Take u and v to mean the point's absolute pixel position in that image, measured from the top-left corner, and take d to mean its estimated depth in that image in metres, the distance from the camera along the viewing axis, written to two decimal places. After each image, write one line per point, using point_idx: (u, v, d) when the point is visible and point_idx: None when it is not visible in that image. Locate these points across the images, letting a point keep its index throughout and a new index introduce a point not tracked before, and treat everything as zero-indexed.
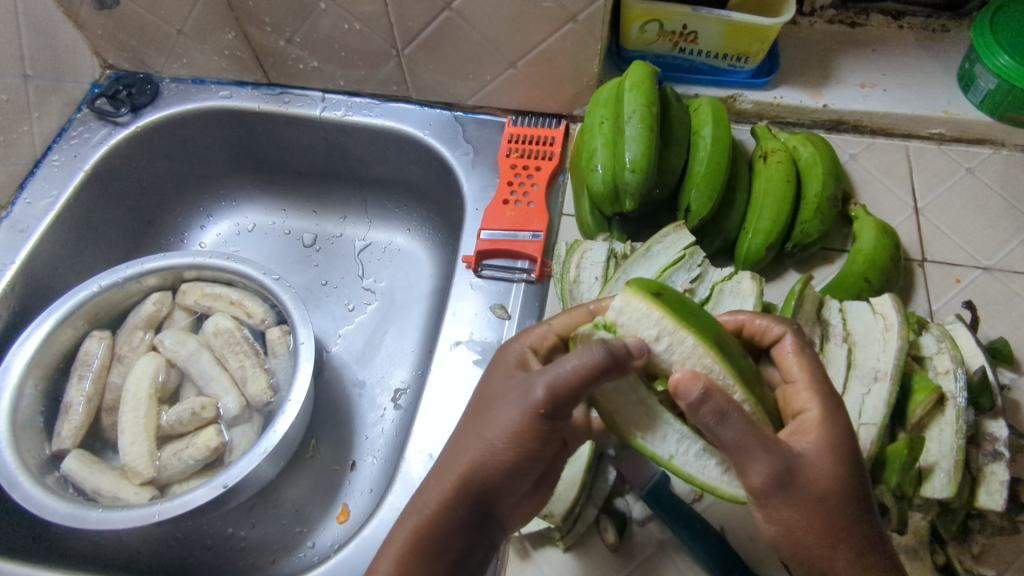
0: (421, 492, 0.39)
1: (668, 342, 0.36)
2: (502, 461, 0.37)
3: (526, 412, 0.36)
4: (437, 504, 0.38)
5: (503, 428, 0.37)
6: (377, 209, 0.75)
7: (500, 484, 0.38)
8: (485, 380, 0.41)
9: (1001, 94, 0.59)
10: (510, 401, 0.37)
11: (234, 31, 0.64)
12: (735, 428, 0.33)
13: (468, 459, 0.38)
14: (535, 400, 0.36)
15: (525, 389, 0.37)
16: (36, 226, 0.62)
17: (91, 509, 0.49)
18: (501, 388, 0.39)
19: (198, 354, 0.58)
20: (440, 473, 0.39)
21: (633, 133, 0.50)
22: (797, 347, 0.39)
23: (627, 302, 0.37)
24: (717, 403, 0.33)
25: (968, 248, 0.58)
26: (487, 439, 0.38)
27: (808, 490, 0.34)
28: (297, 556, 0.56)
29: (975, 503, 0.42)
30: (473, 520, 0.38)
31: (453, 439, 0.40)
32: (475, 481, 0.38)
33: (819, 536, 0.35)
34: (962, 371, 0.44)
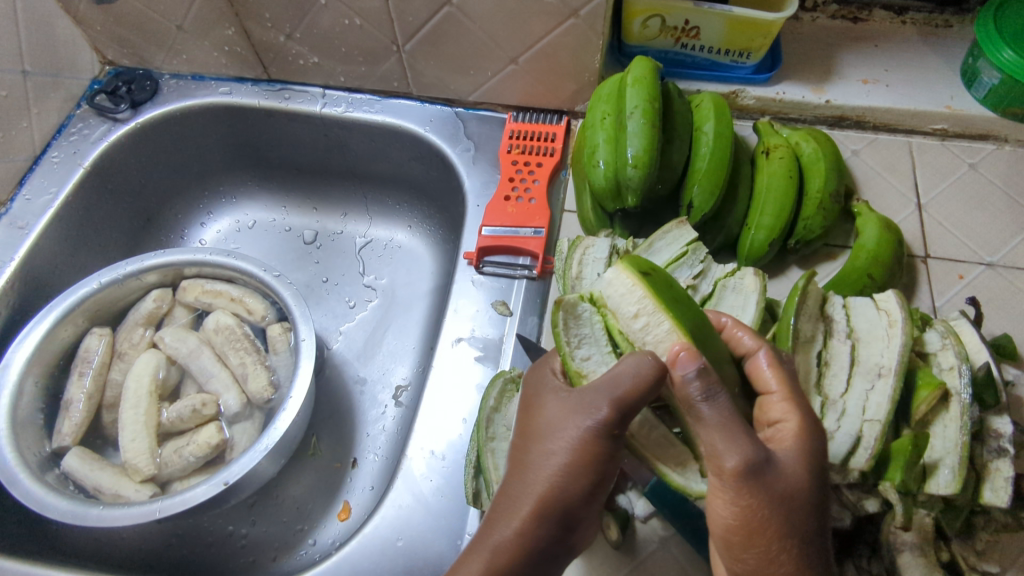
0: (491, 526, 0.38)
1: (645, 320, 0.38)
2: (574, 484, 0.37)
3: (594, 434, 0.36)
4: (514, 535, 0.37)
5: (569, 450, 0.37)
6: (378, 206, 0.75)
7: (575, 507, 0.38)
8: (531, 401, 0.40)
9: (1005, 89, 0.58)
10: (569, 422, 0.37)
11: (234, 26, 0.63)
12: (720, 408, 0.33)
13: (541, 489, 0.37)
14: (602, 419, 0.36)
15: (586, 410, 0.36)
16: (36, 223, 0.62)
17: (92, 507, 0.48)
18: (557, 414, 0.38)
19: (199, 351, 0.58)
20: (509, 505, 0.38)
21: (634, 128, 0.50)
22: (772, 360, 0.38)
23: (617, 276, 0.39)
24: (709, 383, 0.33)
25: (972, 244, 0.57)
26: (554, 465, 0.37)
27: (779, 490, 0.34)
28: (299, 554, 0.56)
29: (980, 500, 0.42)
30: (553, 545, 0.38)
31: (510, 474, 0.39)
32: (550, 509, 0.37)
33: (771, 536, 0.34)
34: (967, 367, 0.43)
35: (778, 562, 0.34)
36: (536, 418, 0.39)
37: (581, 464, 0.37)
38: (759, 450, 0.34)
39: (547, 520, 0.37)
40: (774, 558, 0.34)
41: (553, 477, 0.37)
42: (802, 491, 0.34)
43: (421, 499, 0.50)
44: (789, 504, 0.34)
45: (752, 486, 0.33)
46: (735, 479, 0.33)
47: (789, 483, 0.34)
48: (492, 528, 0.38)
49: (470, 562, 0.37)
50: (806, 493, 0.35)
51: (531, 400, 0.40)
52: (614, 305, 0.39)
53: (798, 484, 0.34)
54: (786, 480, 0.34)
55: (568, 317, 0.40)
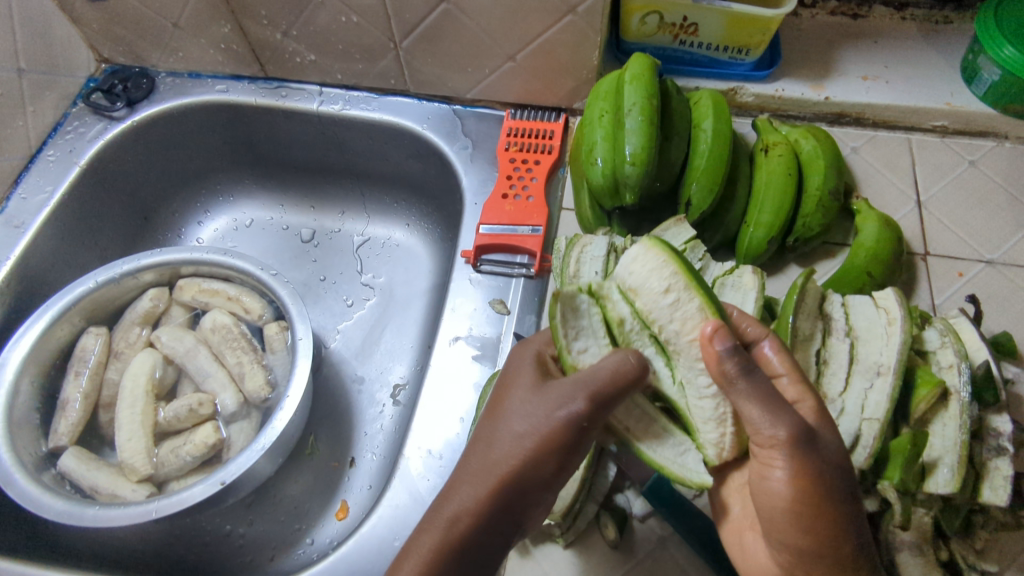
0: (443, 500, 0.38)
1: (675, 296, 0.36)
2: (536, 467, 0.37)
3: (565, 421, 0.36)
4: (472, 505, 0.37)
5: (537, 430, 0.36)
6: (376, 204, 0.74)
7: (532, 490, 0.37)
8: (505, 383, 0.40)
9: (1006, 86, 0.58)
10: (540, 408, 0.37)
11: (230, 24, 0.63)
12: (763, 381, 0.33)
13: (503, 465, 0.37)
14: (574, 411, 0.35)
15: (562, 397, 0.36)
16: (32, 222, 0.61)
17: (88, 507, 0.48)
18: (533, 397, 0.38)
19: (196, 350, 0.58)
20: (467, 481, 0.37)
21: (633, 126, 0.50)
22: (778, 348, 0.38)
23: (643, 252, 0.38)
24: (745, 359, 0.33)
25: (972, 241, 0.57)
26: (519, 442, 0.37)
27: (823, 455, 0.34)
28: (297, 553, 0.56)
29: (979, 499, 0.42)
30: (506, 524, 0.37)
31: (473, 447, 0.39)
32: (507, 489, 0.37)
33: (831, 502, 0.34)
34: (966, 366, 0.43)
35: (842, 527, 0.35)
36: (509, 398, 0.39)
37: (547, 446, 0.36)
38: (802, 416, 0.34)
39: (503, 500, 0.37)
40: (838, 525, 0.34)
41: (516, 453, 0.37)
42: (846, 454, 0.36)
43: (418, 499, 0.50)
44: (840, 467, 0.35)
45: (805, 452, 0.34)
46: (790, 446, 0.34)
47: (832, 447, 0.35)
48: (444, 501, 0.38)
49: (423, 538, 0.37)
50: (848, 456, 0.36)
51: (508, 379, 0.40)
52: (637, 281, 0.38)
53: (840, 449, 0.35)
54: (829, 445, 0.35)
55: (568, 310, 0.39)
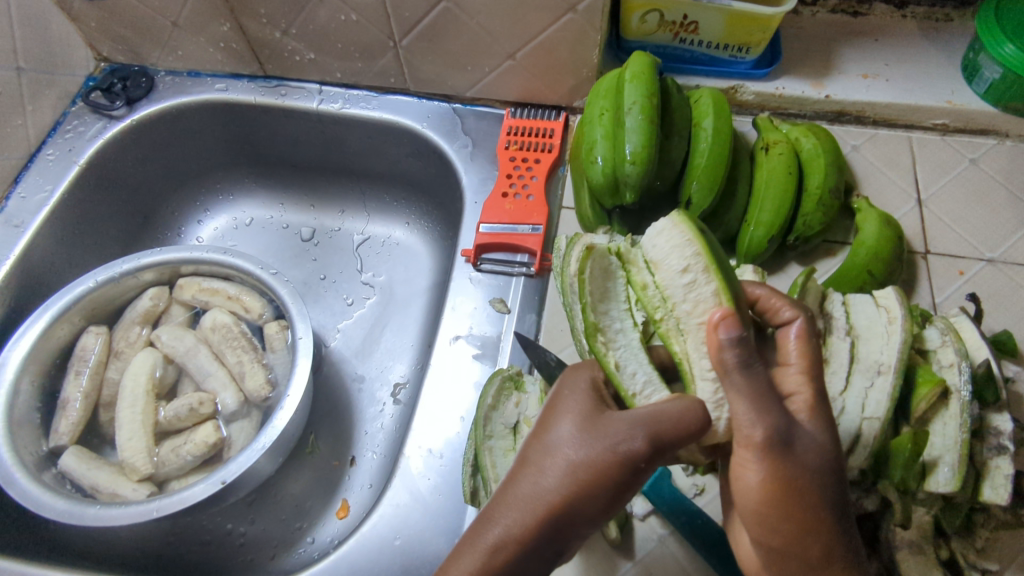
0: (484, 524, 0.37)
1: (691, 277, 0.36)
2: (587, 502, 0.36)
3: (620, 460, 0.34)
4: (512, 538, 0.36)
5: (587, 468, 0.35)
6: (376, 203, 0.74)
7: (579, 522, 0.36)
8: (557, 407, 0.38)
9: (1006, 84, 0.58)
10: (593, 442, 0.35)
11: (229, 22, 0.63)
12: (756, 377, 0.33)
13: (547, 500, 0.36)
14: (631, 449, 0.34)
15: (619, 433, 0.35)
16: (32, 222, 0.61)
17: (89, 506, 0.48)
18: (585, 428, 0.36)
19: (197, 349, 0.58)
20: (512, 506, 0.36)
21: (633, 125, 0.49)
22: (802, 334, 0.37)
23: (670, 228, 0.37)
24: (745, 351, 0.33)
25: (973, 240, 0.57)
26: (566, 476, 0.36)
27: (803, 459, 0.34)
28: (298, 552, 0.56)
29: (980, 498, 0.42)
30: (541, 558, 0.36)
31: (519, 470, 0.38)
32: (556, 521, 0.36)
33: (804, 505, 0.34)
34: (967, 365, 0.43)
35: (814, 530, 0.34)
36: (560, 424, 0.37)
37: (597, 482, 0.35)
38: (783, 417, 0.34)
39: (551, 532, 0.36)
40: (811, 527, 0.34)
41: (563, 489, 0.36)
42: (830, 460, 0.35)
43: (418, 498, 0.50)
44: (815, 471, 0.34)
45: (781, 454, 0.34)
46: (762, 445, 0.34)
47: (813, 451, 0.34)
48: (484, 526, 0.37)
49: (461, 560, 0.36)
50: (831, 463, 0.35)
51: (558, 402, 0.38)
52: (659, 255, 0.38)
53: (820, 454, 0.34)
54: (811, 448, 0.34)
55: (595, 268, 0.40)
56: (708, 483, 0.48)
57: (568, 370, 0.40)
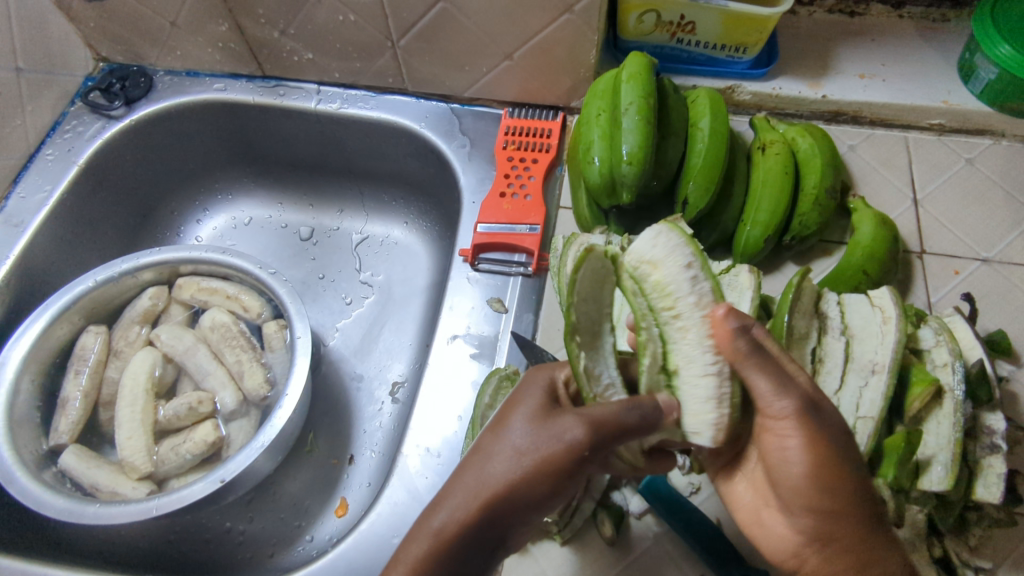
0: (433, 509, 0.36)
1: (694, 273, 0.35)
2: (530, 491, 0.35)
3: (562, 452, 0.35)
4: (454, 524, 0.35)
5: (534, 455, 0.35)
6: (374, 202, 0.75)
7: (521, 513, 0.36)
8: (512, 401, 0.39)
9: (1002, 84, 0.58)
10: (541, 431, 0.36)
11: (227, 22, 0.63)
12: (769, 355, 0.34)
13: (493, 485, 0.35)
14: (572, 441, 0.34)
15: (563, 424, 0.35)
16: (31, 221, 0.62)
17: (89, 505, 0.48)
18: (533, 421, 0.36)
19: (195, 349, 0.58)
20: (460, 492, 0.36)
21: (629, 125, 0.50)
22: None
23: (664, 232, 0.36)
24: (757, 336, 0.34)
25: (968, 240, 0.57)
26: (514, 463, 0.35)
27: (831, 419, 0.36)
28: (296, 550, 0.56)
29: (973, 496, 0.42)
30: (482, 549, 0.36)
31: (470, 458, 0.37)
32: (497, 508, 0.35)
33: (845, 463, 0.35)
34: (960, 364, 0.43)
35: (858, 484, 0.36)
36: (513, 416, 0.37)
37: (540, 473, 0.35)
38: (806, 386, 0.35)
39: (493, 520, 0.35)
40: (858, 483, 0.36)
41: (509, 475, 0.35)
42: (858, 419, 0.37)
43: (416, 496, 0.50)
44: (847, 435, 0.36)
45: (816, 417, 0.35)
46: (798, 416, 0.35)
47: (833, 411, 0.36)
48: (431, 512, 0.36)
49: (410, 546, 0.35)
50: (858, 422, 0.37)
51: (515, 399, 0.39)
52: (658, 254, 0.36)
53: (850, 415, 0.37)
54: (830, 409, 0.36)
55: (587, 273, 0.35)
56: (703, 481, 0.48)
57: (530, 371, 0.41)
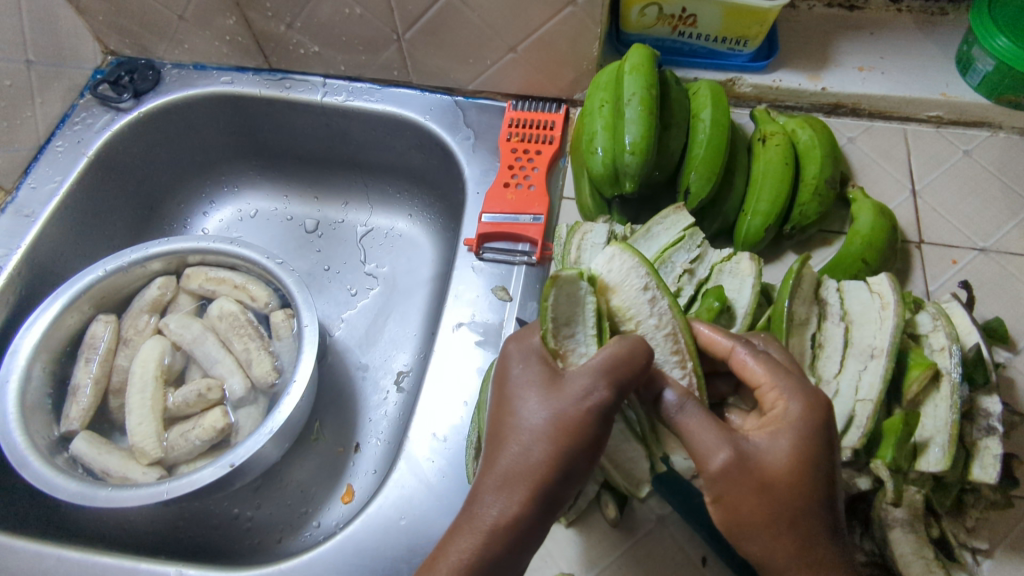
0: (479, 506, 0.37)
1: (652, 294, 0.43)
2: (568, 463, 0.37)
3: (589, 413, 0.36)
4: (507, 515, 0.36)
5: (566, 428, 0.36)
6: (379, 195, 0.75)
7: (563, 485, 0.37)
8: (515, 382, 0.39)
9: (999, 76, 0.59)
10: (563, 401, 0.37)
11: (235, 16, 0.64)
12: (693, 416, 0.37)
13: (535, 469, 0.36)
14: (598, 401, 0.36)
15: (582, 390, 0.37)
16: (41, 211, 0.62)
17: (101, 488, 0.49)
18: (547, 394, 0.37)
19: (204, 337, 0.59)
20: (502, 483, 0.37)
21: (632, 115, 0.51)
22: (751, 353, 0.39)
23: (618, 255, 0.44)
24: (677, 397, 0.38)
25: (966, 230, 0.58)
26: (550, 444, 0.36)
27: (759, 477, 0.36)
28: (303, 535, 0.57)
29: (969, 477, 0.43)
30: (537, 529, 0.37)
31: (501, 446, 0.38)
32: (545, 488, 0.37)
33: (767, 521, 0.36)
34: (957, 348, 0.44)
35: (784, 539, 0.36)
36: (523, 396, 0.38)
37: (574, 441, 0.36)
38: (733, 443, 0.36)
39: (543, 499, 0.37)
40: (790, 535, 0.36)
41: (549, 455, 0.36)
42: (799, 476, 0.36)
43: (424, 481, 0.51)
44: (774, 492, 0.36)
45: (739, 475, 0.36)
46: (721, 475, 0.36)
47: (769, 467, 0.36)
48: (480, 508, 0.37)
49: (458, 541, 0.36)
50: (802, 477, 0.36)
51: (512, 378, 0.39)
52: (617, 279, 0.44)
53: (787, 472, 0.36)
54: (766, 463, 0.36)
55: (561, 295, 0.41)
56: None
57: (509, 343, 0.41)
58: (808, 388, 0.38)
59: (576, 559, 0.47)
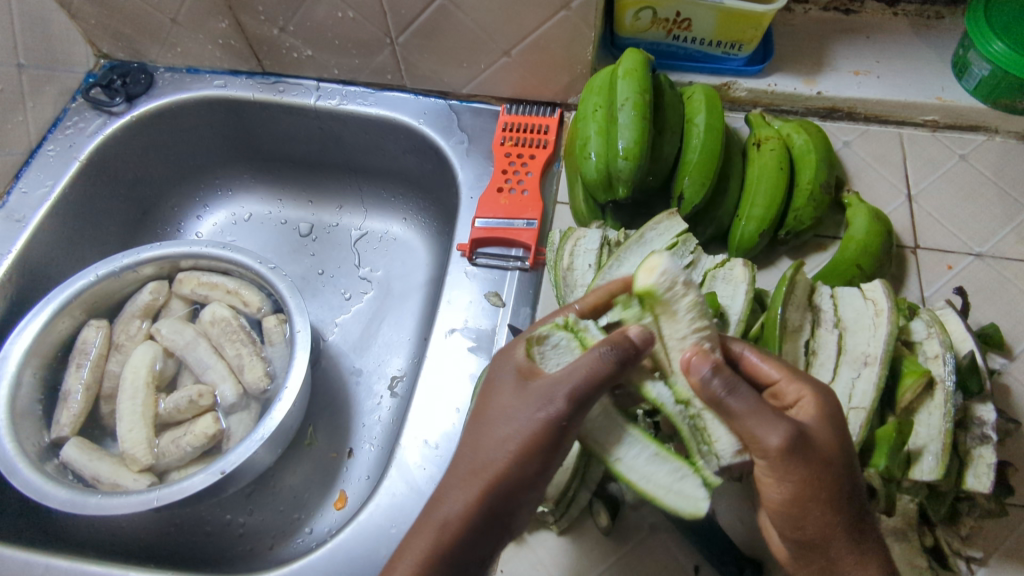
0: (435, 503, 0.38)
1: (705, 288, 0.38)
2: (525, 467, 0.36)
3: (547, 422, 0.35)
4: (459, 514, 0.37)
5: (519, 435, 0.36)
6: (373, 199, 0.75)
7: (523, 487, 0.37)
8: (486, 389, 0.39)
9: (995, 81, 0.59)
10: (525, 409, 0.36)
11: (227, 19, 0.63)
12: (746, 396, 0.35)
13: (490, 471, 0.37)
14: (559, 412, 0.35)
15: (542, 400, 0.36)
16: (33, 216, 0.62)
17: (91, 495, 0.49)
18: (514, 400, 0.37)
19: (196, 343, 0.59)
20: (455, 483, 0.37)
21: (625, 121, 0.50)
22: (759, 354, 0.39)
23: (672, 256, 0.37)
24: (728, 377, 0.35)
25: (961, 235, 0.58)
26: (506, 450, 0.36)
27: (820, 455, 0.35)
28: (296, 541, 0.57)
29: (963, 486, 0.43)
30: (492, 529, 0.37)
31: (462, 447, 0.39)
32: (500, 489, 0.37)
33: (828, 499, 0.35)
34: (951, 356, 0.44)
35: (841, 516, 0.36)
36: (493, 401, 0.38)
37: (532, 450, 0.36)
38: (791, 423, 0.35)
39: (495, 501, 0.37)
40: (847, 509, 0.36)
41: (506, 461, 0.36)
42: (845, 452, 0.36)
43: (415, 488, 0.51)
44: (834, 468, 0.35)
45: (803, 457, 0.34)
46: (784, 457, 0.34)
47: (824, 447, 0.35)
48: (437, 505, 0.38)
49: (416, 541, 0.37)
50: (847, 454, 0.36)
51: (489, 384, 0.39)
52: (689, 275, 0.37)
53: (837, 447, 0.36)
54: (822, 443, 0.35)
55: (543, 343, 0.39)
56: None
57: (499, 352, 0.41)
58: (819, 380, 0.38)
59: (567, 567, 0.46)
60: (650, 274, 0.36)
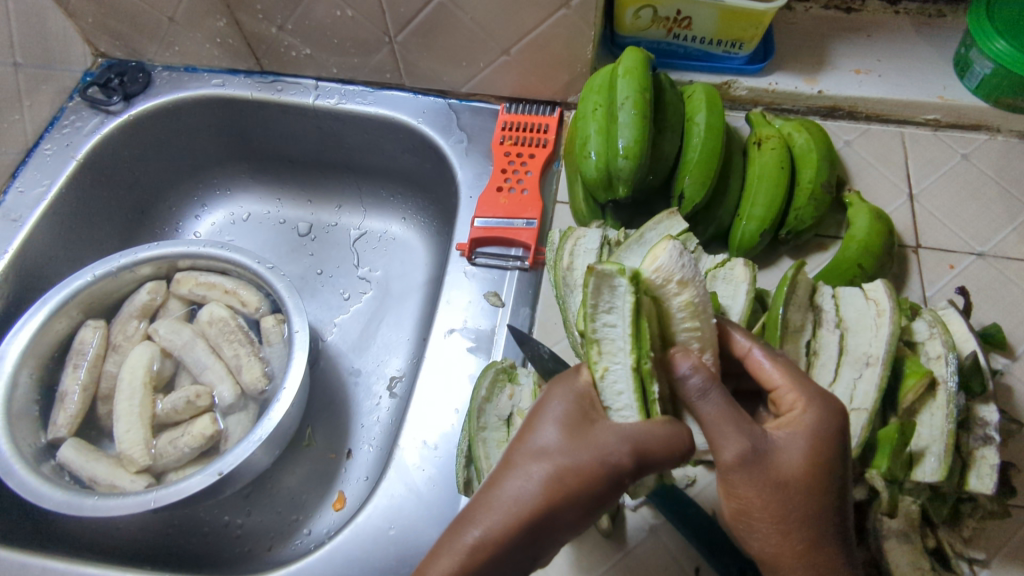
0: (462, 525, 0.35)
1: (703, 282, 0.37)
2: (567, 506, 0.35)
3: (605, 468, 0.35)
4: (490, 540, 0.34)
5: (569, 471, 0.35)
6: (372, 199, 0.75)
7: (559, 527, 0.35)
8: (536, 418, 0.37)
9: (998, 79, 0.58)
10: (581, 448, 0.35)
11: (225, 18, 0.63)
12: (715, 402, 0.35)
13: (530, 500, 0.35)
14: (616, 463, 0.35)
15: (605, 447, 0.35)
16: (29, 216, 0.62)
17: (87, 497, 0.49)
18: (569, 436, 0.36)
19: (193, 343, 0.58)
20: (487, 506, 0.35)
21: (626, 119, 0.50)
22: (769, 357, 0.39)
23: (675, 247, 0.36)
24: (703, 380, 0.35)
25: (963, 234, 0.57)
26: (551, 481, 0.35)
27: (773, 476, 0.35)
28: (294, 543, 0.56)
29: (966, 487, 0.43)
30: (516, 562, 0.35)
31: (499, 471, 0.37)
32: (536, 521, 0.35)
33: (775, 519, 0.35)
34: (954, 356, 0.44)
35: (791, 539, 0.35)
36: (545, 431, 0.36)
37: (579, 489, 0.35)
38: (749, 436, 0.35)
39: (528, 533, 0.35)
40: (800, 532, 0.35)
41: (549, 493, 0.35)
42: (813, 476, 0.35)
43: (414, 489, 0.50)
44: (788, 491, 0.35)
45: (752, 475, 0.35)
46: (733, 470, 0.35)
47: (786, 468, 0.35)
48: (464, 526, 0.35)
49: (438, 563, 0.34)
50: (816, 479, 0.35)
51: (541, 413, 0.37)
52: (687, 273, 0.36)
53: (802, 470, 0.35)
54: (783, 465, 0.35)
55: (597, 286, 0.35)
56: (699, 474, 0.49)
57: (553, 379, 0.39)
58: (826, 397, 0.37)
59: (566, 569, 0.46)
60: (654, 262, 0.36)
